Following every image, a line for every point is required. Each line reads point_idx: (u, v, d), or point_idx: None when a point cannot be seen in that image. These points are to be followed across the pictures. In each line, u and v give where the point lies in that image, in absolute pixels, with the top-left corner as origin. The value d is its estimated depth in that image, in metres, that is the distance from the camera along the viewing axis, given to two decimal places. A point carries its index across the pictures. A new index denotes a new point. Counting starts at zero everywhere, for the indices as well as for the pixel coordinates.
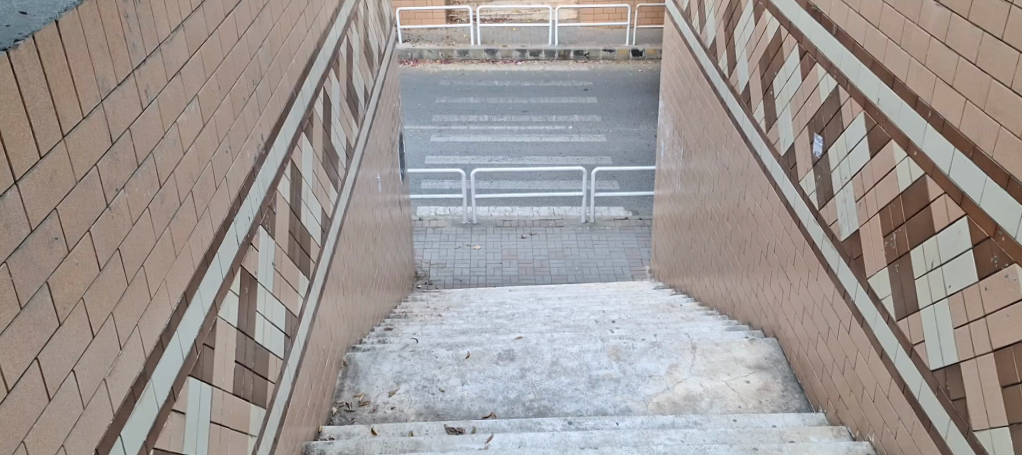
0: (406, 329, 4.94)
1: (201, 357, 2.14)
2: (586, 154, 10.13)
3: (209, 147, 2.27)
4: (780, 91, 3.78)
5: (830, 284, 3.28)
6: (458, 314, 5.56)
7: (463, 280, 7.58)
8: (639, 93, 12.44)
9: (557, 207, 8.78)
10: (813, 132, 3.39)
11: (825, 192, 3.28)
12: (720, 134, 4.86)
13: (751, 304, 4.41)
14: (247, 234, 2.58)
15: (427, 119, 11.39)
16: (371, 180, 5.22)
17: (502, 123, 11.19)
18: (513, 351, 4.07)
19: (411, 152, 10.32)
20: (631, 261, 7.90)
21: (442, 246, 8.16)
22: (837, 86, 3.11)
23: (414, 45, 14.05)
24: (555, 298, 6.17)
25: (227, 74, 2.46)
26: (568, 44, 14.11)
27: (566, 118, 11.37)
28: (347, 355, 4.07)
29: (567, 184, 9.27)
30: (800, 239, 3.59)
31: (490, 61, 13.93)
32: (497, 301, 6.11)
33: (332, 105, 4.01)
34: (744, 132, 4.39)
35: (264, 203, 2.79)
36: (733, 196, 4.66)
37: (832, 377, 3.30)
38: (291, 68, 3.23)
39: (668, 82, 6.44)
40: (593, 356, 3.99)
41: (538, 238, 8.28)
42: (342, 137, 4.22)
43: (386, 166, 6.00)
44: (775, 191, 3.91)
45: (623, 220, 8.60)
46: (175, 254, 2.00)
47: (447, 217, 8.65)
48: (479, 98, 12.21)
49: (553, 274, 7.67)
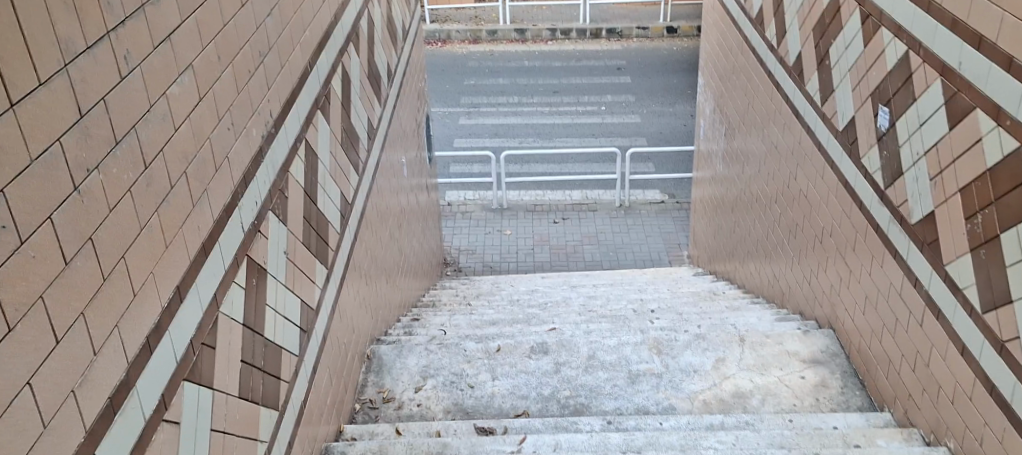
0: (434, 319, 4.70)
1: (199, 359, 1.91)
2: (620, 134, 9.80)
3: (207, 124, 2.03)
4: (837, 61, 3.45)
5: (898, 272, 2.97)
6: (489, 303, 5.31)
7: (494, 267, 7.33)
8: (673, 72, 12.06)
9: (590, 191, 8.50)
10: (877, 104, 3.06)
11: (892, 171, 2.96)
12: (768, 110, 4.54)
13: (803, 293, 4.09)
14: (255, 221, 2.35)
15: (456, 101, 11.13)
16: (396, 164, 4.98)
17: (532, 104, 10.89)
18: (547, 344, 3.81)
19: (440, 135, 10.07)
20: (669, 246, 7.58)
21: (472, 231, 7.91)
22: (908, 51, 2.77)
23: (442, 25, 13.78)
24: (590, 285, 5.89)
25: (229, 42, 2.22)
26: (600, 22, 13.74)
27: (599, 98, 11.04)
28: (371, 348, 3.83)
29: (600, 166, 9.01)
30: (862, 223, 3.27)
31: (519, 41, 13.62)
32: (529, 289, 5.84)
33: (352, 82, 3.76)
34: (794, 107, 4.06)
35: (275, 186, 2.55)
36: (782, 176, 4.33)
37: (900, 374, 2.99)
38: (304, 39, 2.98)
39: (708, 58, 6.11)
40: (633, 350, 3.72)
41: (571, 223, 8.00)
42: (363, 116, 3.98)
43: (413, 149, 5.77)
44: (832, 169, 3.59)
45: (659, 203, 8.27)
46: (166, 243, 1.77)
47: (477, 201, 8.39)
48: (509, 79, 11.92)
49: (587, 260, 7.38)
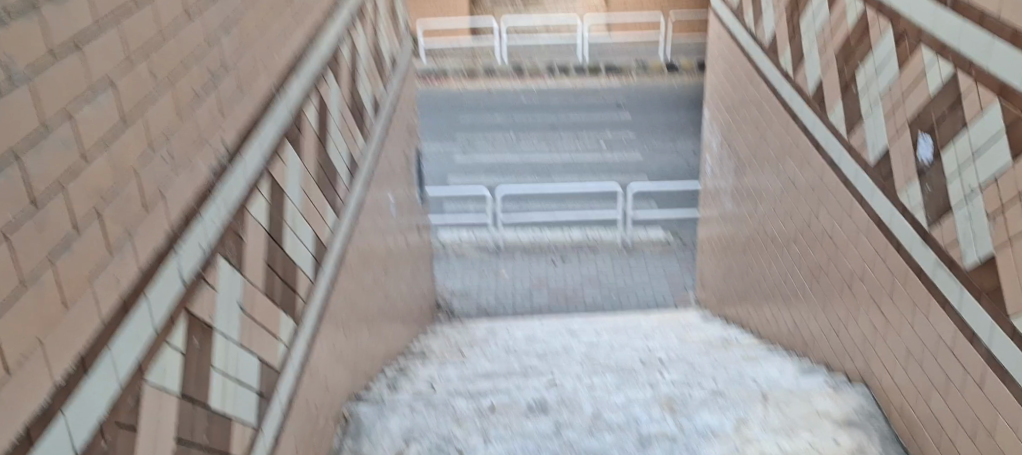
0: (423, 372, 4.31)
1: (111, 444, 1.53)
2: (620, 172, 9.48)
3: (135, 154, 1.67)
4: (866, 87, 3.11)
5: (948, 323, 2.59)
6: (483, 352, 4.92)
7: (489, 311, 6.93)
8: (674, 108, 11.80)
9: (589, 230, 8.15)
10: (917, 133, 2.72)
11: (937, 207, 2.60)
12: (783, 143, 4.20)
13: (829, 343, 3.71)
14: (199, 268, 1.97)
15: (451, 138, 10.82)
16: (383, 204, 4.62)
17: (530, 141, 10.60)
18: (546, 402, 3.41)
19: (434, 173, 9.73)
20: (674, 288, 7.20)
21: (466, 273, 7.53)
22: (954, 72, 2.43)
23: (437, 63, 13.55)
24: (592, 331, 5.50)
25: (169, 57, 1.86)
26: (599, 59, 13.55)
27: (598, 135, 10.75)
28: (349, 408, 3.44)
29: (600, 204, 8.67)
30: (901, 266, 2.90)
31: (516, 78, 13.40)
32: (527, 336, 5.44)
33: (331, 113, 3.42)
34: (815, 139, 3.72)
35: (228, 227, 2.18)
36: (801, 215, 3.98)
37: (955, 442, 2.60)
38: (270, 62, 2.64)
39: (714, 91, 5.80)
40: (642, 409, 3.32)
41: (571, 264, 7.63)
42: (344, 150, 3.64)
43: (403, 186, 5.42)
44: (861, 207, 3.24)
45: (663, 243, 7.93)
46: (67, 301, 1.39)
47: (472, 241, 8.03)
48: (506, 116, 11.65)
49: (588, 303, 6.99)
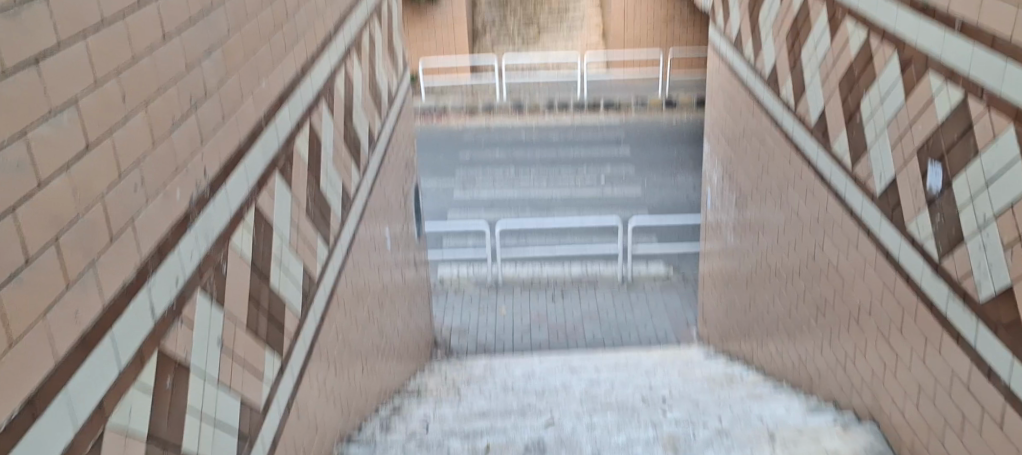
0: (418, 411, 4.18)
1: None
2: (620, 207, 9.40)
3: (103, 180, 1.57)
4: (872, 116, 3.04)
5: (963, 359, 2.47)
6: (480, 390, 4.78)
7: (487, 348, 6.80)
8: (674, 143, 11.76)
9: (590, 265, 8.04)
10: (926, 161, 2.63)
11: (949, 238, 2.50)
12: (786, 174, 4.11)
13: (836, 379, 3.57)
14: (174, 303, 1.87)
15: (450, 174, 10.78)
16: (378, 238, 4.53)
17: (529, 177, 10.54)
18: (544, 442, 3.28)
19: (432, 208, 9.66)
20: (676, 324, 7.06)
21: (464, 309, 7.41)
22: (966, 97, 2.35)
23: (437, 99, 13.58)
24: (593, 368, 5.37)
25: (145, 80, 1.78)
26: (598, 95, 13.58)
27: (598, 170, 10.71)
28: (338, 449, 3.30)
29: (601, 239, 8.57)
30: (912, 299, 2.79)
31: (516, 114, 13.41)
32: (525, 374, 5.31)
33: (324, 144, 3.34)
34: (819, 169, 3.64)
35: (207, 260, 2.08)
36: (806, 247, 3.87)
37: None
38: (258, 90, 2.57)
39: (714, 123, 5.74)
40: (645, 449, 3.18)
41: (570, 299, 7.51)
42: (337, 182, 3.55)
43: (399, 221, 5.33)
44: (868, 238, 3.13)
45: (664, 278, 7.82)
46: (14, 338, 1.28)
47: (470, 277, 7.92)
48: (505, 151, 11.63)
49: (588, 339, 6.86)
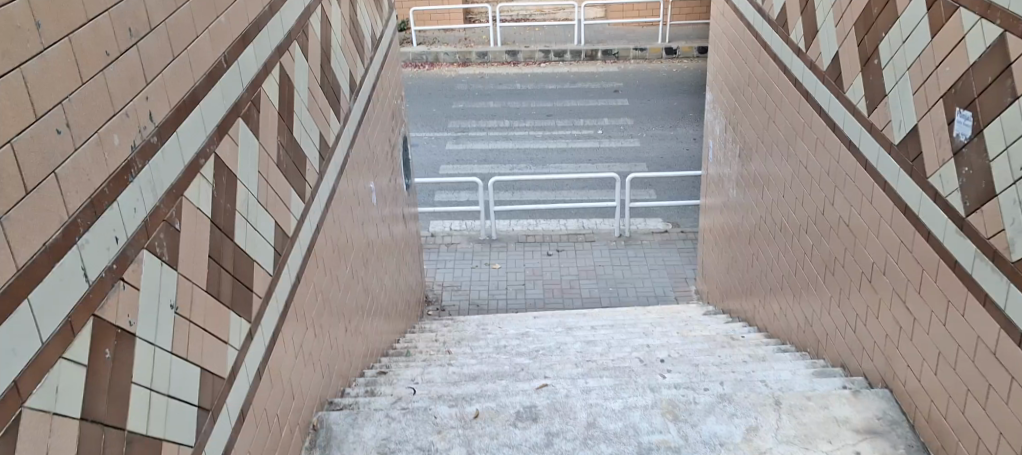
0: (405, 372, 4.00)
1: None
2: (618, 159, 9.15)
3: (11, 123, 1.34)
4: (892, 58, 2.78)
5: (990, 323, 2.28)
6: (471, 350, 4.61)
7: (480, 305, 6.62)
8: (674, 94, 11.45)
9: (586, 220, 7.83)
10: (953, 107, 2.39)
11: (977, 192, 2.27)
12: (794, 123, 3.87)
13: (846, 341, 3.38)
14: (115, 264, 1.64)
15: (443, 125, 10.49)
16: (362, 193, 4.29)
17: (524, 128, 10.25)
18: (536, 408, 3.09)
19: (425, 161, 9.40)
20: (674, 281, 6.87)
21: (457, 265, 7.21)
22: (1003, 34, 2.10)
23: (430, 48, 13.20)
24: (588, 327, 5.19)
25: (66, 7, 1.53)
26: (596, 44, 13.21)
27: (595, 121, 10.43)
28: (318, 416, 3.11)
29: (597, 193, 8.35)
30: (932, 257, 2.58)
31: (511, 63, 13.05)
32: (519, 332, 5.14)
33: (297, 90, 3.09)
34: (831, 118, 3.39)
35: (155, 216, 1.85)
36: (814, 202, 3.65)
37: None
38: (215, 27, 2.31)
39: (717, 71, 5.47)
40: (643, 416, 3.00)
41: (566, 255, 7.31)
42: (314, 132, 3.31)
43: (386, 173, 5.09)
44: (885, 191, 2.91)
45: (663, 233, 7.62)
46: None
47: (463, 233, 7.71)
48: (499, 102, 11.32)
49: (584, 296, 6.68)
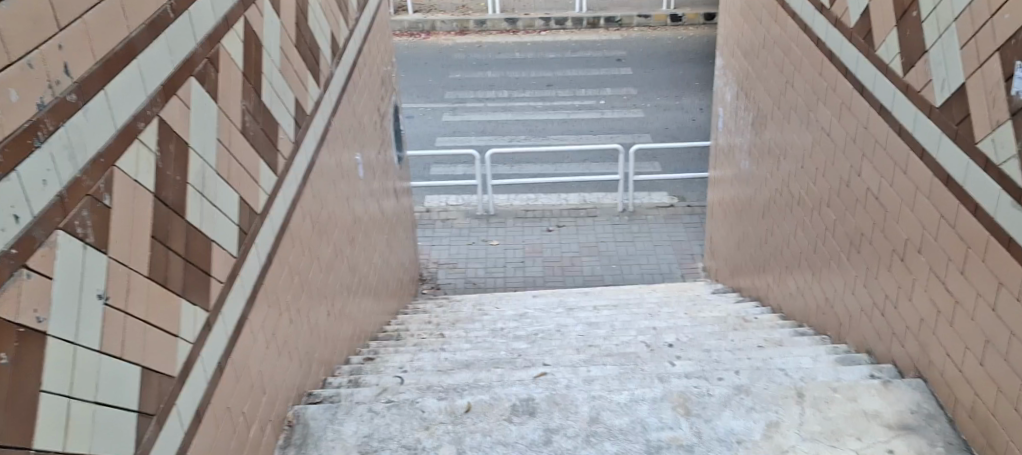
0: (394, 359, 3.72)
1: None
2: (621, 131, 8.82)
3: None
4: (934, 9, 2.45)
5: None
6: (466, 334, 4.32)
7: (477, 283, 6.33)
8: (678, 62, 11.08)
9: (588, 194, 7.52)
10: (1012, 60, 2.06)
11: None
12: (816, 88, 3.55)
13: (872, 325, 3.08)
14: (14, 247, 1.34)
15: (439, 96, 10.14)
16: (347, 166, 3.98)
17: (524, 99, 9.91)
18: (533, 401, 2.81)
19: (421, 133, 9.06)
20: (681, 257, 6.58)
21: (453, 242, 6.91)
22: None
23: (426, 16, 12.79)
24: (591, 308, 4.91)
25: None
26: (598, 11, 12.81)
27: (597, 92, 10.07)
28: (295, 410, 2.83)
29: (600, 166, 8.03)
30: (980, 233, 2.27)
31: (511, 32, 12.66)
32: (517, 314, 4.86)
33: (266, 49, 2.77)
34: (858, 80, 3.07)
35: (76, 188, 1.53)
36: (838, 172, 3.33)
37: None
38: None
39: (728, 35, 5.14)
40: (652, 411, 2.71)
41: (568, 230, 7.01)
42: (288, 97, 2.99)
43: (375, 144, 4.78)
44: (923, 160, 2.59)
45: (668, 207, 7.32)
46: None
47: (460, 208, 7.40)
48: (498, 72, 10.95)
49: (586, 273, 6.38)
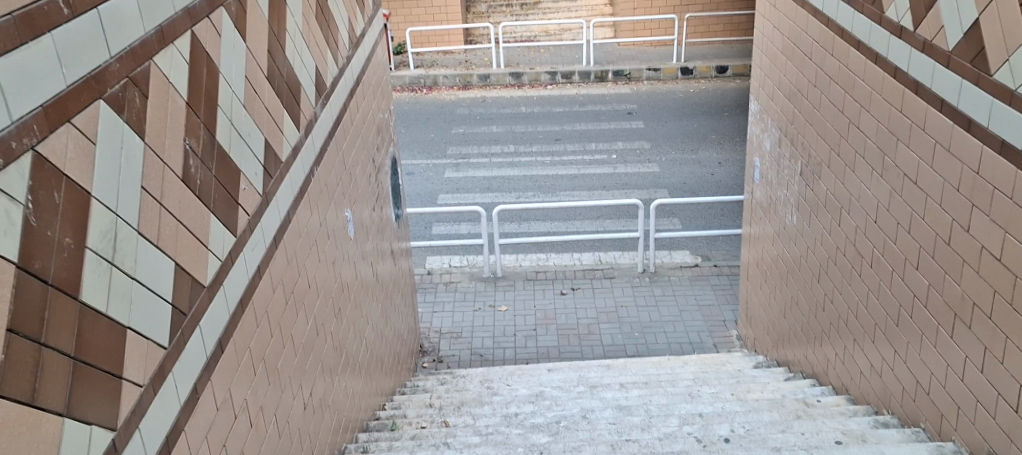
0: None
1: None
2: (635, 186, 8.25)
3: None
4: None
5: None
6: (474, 423, 3.64)
7: (484, 355, 5.66)
8: (692, 115, 10.60)
9: (603, 255, 6.91)
10: None
11: None
12: (896, 127, 2.95)
13: (997, 422, 2.40)
14: None
15: (441, 151, 9.62)
16: (333, 225, 3.36)
17: (530, 154, 9.37)
18: None
19: (421, 190, 8.50)
20: (711, 324, 5.91)
21: (457, 308, 6.26)
22: None
23: (427, 70, 12.39)
24: (618, 387, 4.24)
25: None
26: (606, 64, 12.43)
27: (608, 145, 9.55)
28: None
29: (615, 224, 7.44)
30: None
31: (515, 86, 12.25)
32: (533, 395, 4.19)
33: (225, 75, 2.18)
34: (962, 113, 2.47)
35: None
36: (934, 227, 2.71)
37: None
38: None
39: (765, 75, 4.61)
40: None
41: (583, 294, 6.37)
42: (255, 138, 2.40)
43: (369, 199, 4.18)
44: None
45: (692, 267, 6.69)
46: None
47: (464, 270, 6.77)
48: (503, 126, 10.46)
49: (605, 343, 5.71)
